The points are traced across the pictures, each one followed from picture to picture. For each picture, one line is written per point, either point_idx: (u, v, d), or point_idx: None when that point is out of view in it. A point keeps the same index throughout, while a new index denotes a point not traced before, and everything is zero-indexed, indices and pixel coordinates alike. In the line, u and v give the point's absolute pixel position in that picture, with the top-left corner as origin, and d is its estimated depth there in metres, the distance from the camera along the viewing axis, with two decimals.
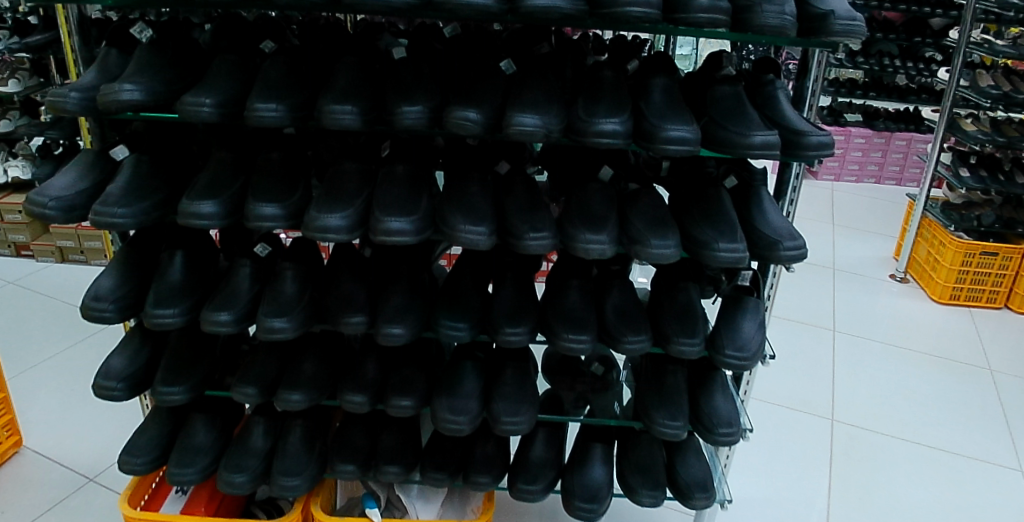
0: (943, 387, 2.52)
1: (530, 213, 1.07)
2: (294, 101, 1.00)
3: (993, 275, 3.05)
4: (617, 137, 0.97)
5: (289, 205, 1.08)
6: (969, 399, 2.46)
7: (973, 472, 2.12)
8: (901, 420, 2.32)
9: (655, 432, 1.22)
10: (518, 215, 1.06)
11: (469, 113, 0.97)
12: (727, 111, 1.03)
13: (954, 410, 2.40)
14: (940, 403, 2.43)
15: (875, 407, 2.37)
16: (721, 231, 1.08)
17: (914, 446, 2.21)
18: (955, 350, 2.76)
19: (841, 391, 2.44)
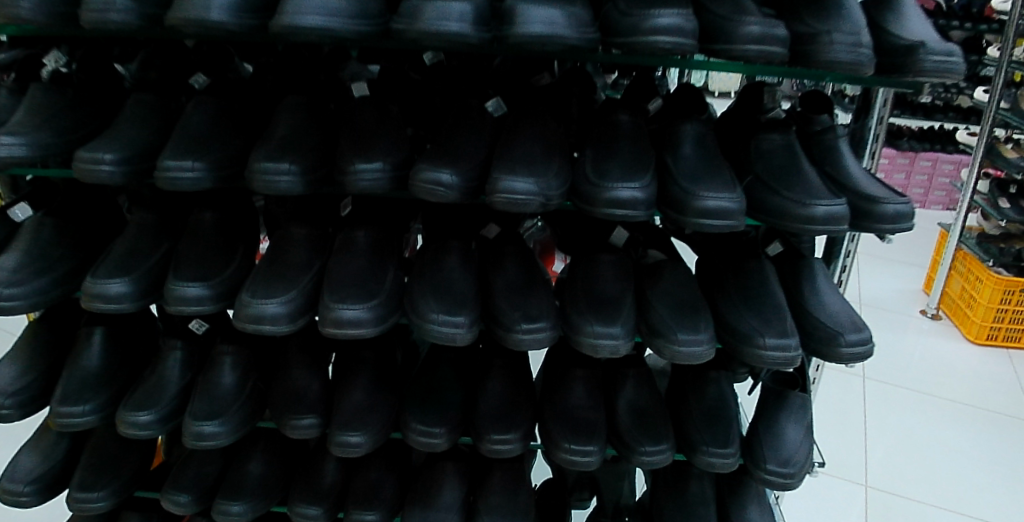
0: (987, 446, 2.27)
1: (523, 297, 0.84)
2: (220, 155, 0.77)
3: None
4: (638, 208, 0.73)
5: (219, 283, 0.85)
6: (1016, 461, 2.21)
7: None
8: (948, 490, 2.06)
9: None
10: (508, 299, 0.84)
11: (445, 173, 0.73)
12: (778, 170, 0.81)
13: (1000, 473, 2.15)
14: (990, 467, 2.17)
15: (912, 470, 2.12)
16: (768, 321, 0.85)
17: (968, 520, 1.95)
18: (996, 400, 2.50)
19: (874, 450, 2.19)
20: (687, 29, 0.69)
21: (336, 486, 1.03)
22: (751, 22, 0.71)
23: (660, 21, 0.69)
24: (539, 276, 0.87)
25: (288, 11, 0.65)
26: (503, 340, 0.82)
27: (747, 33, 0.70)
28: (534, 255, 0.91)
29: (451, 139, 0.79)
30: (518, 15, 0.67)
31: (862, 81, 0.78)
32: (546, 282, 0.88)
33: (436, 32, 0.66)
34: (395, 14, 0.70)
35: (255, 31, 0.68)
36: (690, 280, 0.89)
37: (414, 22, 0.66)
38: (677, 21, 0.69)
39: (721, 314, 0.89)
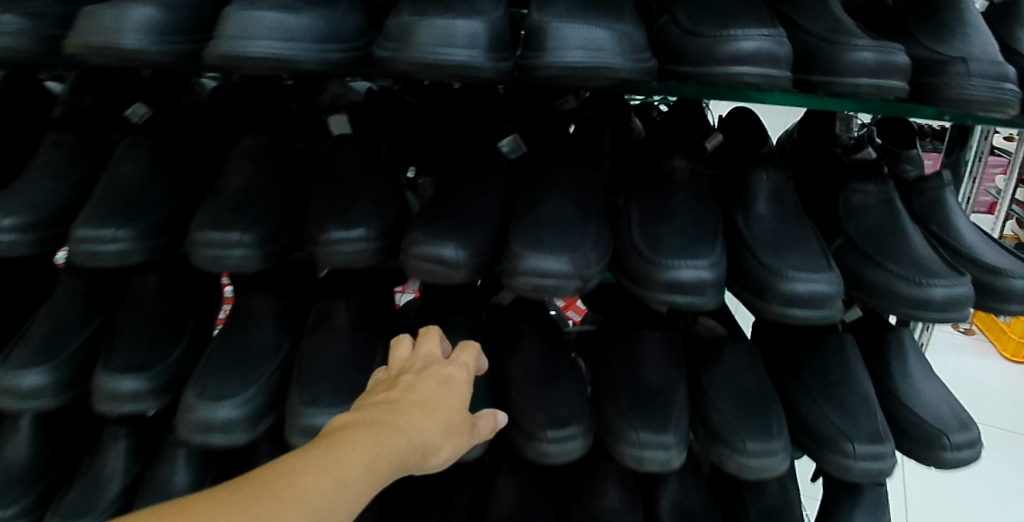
0: None
1: (548, 390, 0.66)
2: (155, 217, 0.59)
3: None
4: (705, 293, 0.55)
5: (163, 373, 0.67)
6: None
7: None
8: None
9: None
10: (529, 394, 0.66)
11: (450, 245, 0.55)
12: (877, 234, 0.63)
13: None
14: None
15: None
16: (856, 419, 0.68)
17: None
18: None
19: None
20: (778, 57, 0.51)
21: None
22: (862, 47, 0.52)
23: (741, 47, 0.50)
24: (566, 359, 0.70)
25: (233, 34, 0.47)
26: (522, 449, 0.64)
27: (857, 62, 0.52)
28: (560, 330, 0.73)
29: (457, 195, 0.61)
30: (549, 38, 0.49)
31: (992, 122, 0.60)
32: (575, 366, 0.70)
33: (438, 63, 0.48)
34: (382, 35, 0.51)
35: (192, 59, 0.50)
36: (756, 363, 0.71)
37: (408, 49, 0.48)
38: (762, 45, 0.50)
39: (794, 405, 0.71)
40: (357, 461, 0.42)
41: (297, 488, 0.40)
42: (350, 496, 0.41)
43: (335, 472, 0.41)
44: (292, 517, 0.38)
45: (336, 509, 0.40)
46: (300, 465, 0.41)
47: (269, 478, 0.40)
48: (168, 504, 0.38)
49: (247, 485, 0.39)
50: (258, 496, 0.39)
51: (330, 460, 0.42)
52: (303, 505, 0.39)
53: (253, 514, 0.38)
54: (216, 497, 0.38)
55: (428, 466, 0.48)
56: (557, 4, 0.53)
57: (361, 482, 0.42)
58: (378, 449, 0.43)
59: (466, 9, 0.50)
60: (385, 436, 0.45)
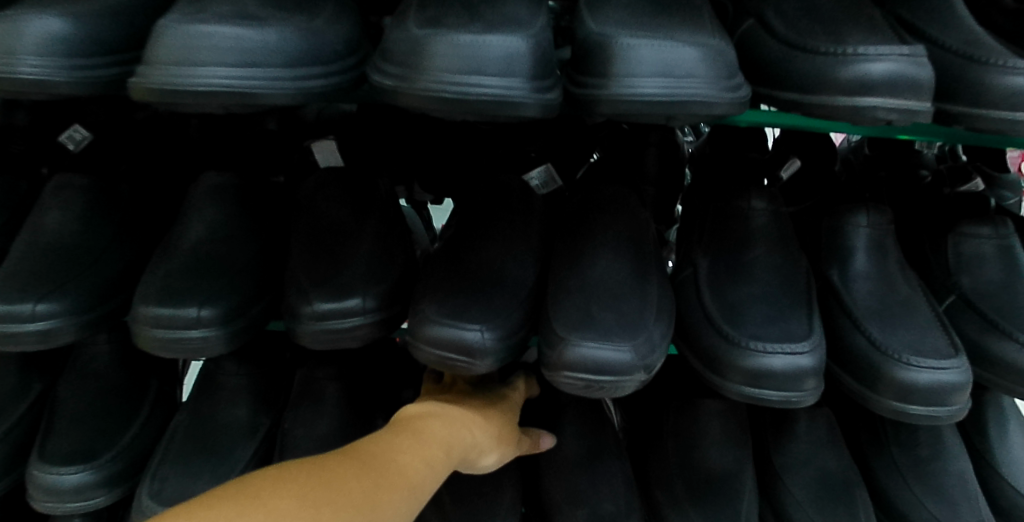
0: None
1: (589, 479, 0.54)
2: (92, 284, 0.46)
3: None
4: (806, 385, 0.43)
5: (114, 461, 0.54)
6: None
7: None
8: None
9: None
10: (567, 483, 0.54)
11: (474, 325, 0.42)
12: (1000, 292, 0.51)
13: None
14: None
15: None
16: (958, 507, 0.56)
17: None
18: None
19: None
20: (919, 85, 0.38)
21: None
22: (1020, 70, 0.40)
23: (872, 71, 0.38)
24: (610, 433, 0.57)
25: (175, 61, 0.35)
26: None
27: (1014, 92, 0.40)
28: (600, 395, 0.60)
29: (479, 249, 0.48)
30: (614, 63, 0.36)
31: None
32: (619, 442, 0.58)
33: (462, 97, 0.34)
34: (382, 54, 0.38)
35: (125, 89, 0.38)
36: (836, 437, 0.58)
37: (417, 78, 0.35)
38: (895, 67, 0.38)
39: (879, 485, 0.59)
40: (438, 445, 0.45)
41: (400, 459, 0.42)
42: (438, 476, 0.43)
43: (427, 453, 0.44)
44: (402, 487, 0.40)
45: (430, 486, 0.42)
46: (397, 445, 0.43)
47: (374, 449, 0.42)
48: (295, 466, 0.38)
49: (357, 455, 0.41)
50: (373, 464, 0.40)
51: (420, 444, 0.44)
52: (409, 476, 0.41)
53: (373, 479, 0.39)
54: (336, 463, 0.39)
55: (482, 465, 0.49)
56: (616, 7, 0.40)
57: (444, 465, 0.44)
58: (453, 439, 0.46)
59: (498, 18, 0.37)
60: (459, 427, 0.47)
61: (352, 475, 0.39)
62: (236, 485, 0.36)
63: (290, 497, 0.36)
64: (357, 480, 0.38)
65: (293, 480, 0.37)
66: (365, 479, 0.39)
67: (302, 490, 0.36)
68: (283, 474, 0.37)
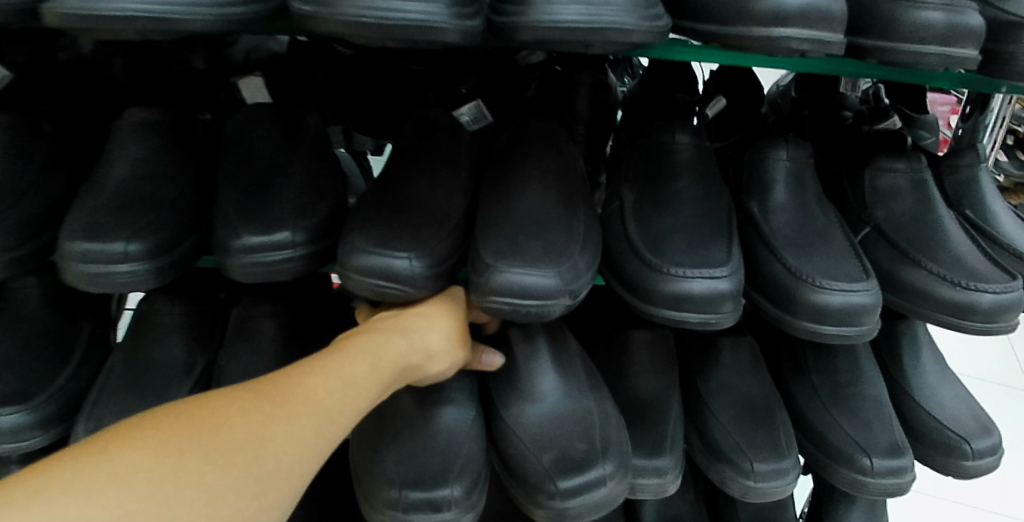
0: None
1: (554, 423, 0.51)
2: (12, 223, 0.45)
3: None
4: (724, 308, 0.45)
5: (47, 403, 0.53)
6: None
7: None
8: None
9: None
10: (529, 427, 0.51)
11: (402, 254, 0.43)
12: (911, 223, 0.54)
13: None
14: None
15: None
16: (871, 427, 0.60)
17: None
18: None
19: None
20: (833, 17, 0.40)
21: None
22: (931, 6, 0.42)
23: (788, 3, 0.39)
24: (573, 366, 0.55)
25: None
26: (531, 514, 0.50)
27: (926, 26, 0.42)
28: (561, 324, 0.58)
29: (408, 184, 0.48)
30: None
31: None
32: (590, 376, 0.56)
33: (382, 23, 0.34)
34: None
35: (37, 17, 0.38)
36: (759, 364, 0.62)
37: (336, 2, 0.35)
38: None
39: (801, 409, 0.63)
40: (362, 364, 0.41)
41: (307, 386, 0.38)
42: (360, 396, 0.40)
43: (347, 375, 0.40)
44: (309, 415, 0.36)
45: (350, 410, 0.39)
46: (310, 369, 0.39)
47: (278, 378, 0.38)
48: (170, 408, 0.34)
49: (251, 387, 0.37)
50: (272, 394, 0.36)
51: (336, 364, 0.40)
52: (315, 402, 0.37)
53: (267, 411, 0.35)
54: (223, 399, 0.35)
55: (429, 371, 0.48)
56: None
57: (370, 384, 0.41)
58: (383, 352, 0.43)
59: None
60: (389, 343, 0.44)
61: (239, 411, 0.35)
62: (92, 438, 0.32)
63: (151, 445, 0.31)
64: (242, 416, 0.34)
65: (158, 426, 0.33)
66: (255, 413, 0.35)
67: (170, 436, 0.32)
68: (150, 420, 0.33)
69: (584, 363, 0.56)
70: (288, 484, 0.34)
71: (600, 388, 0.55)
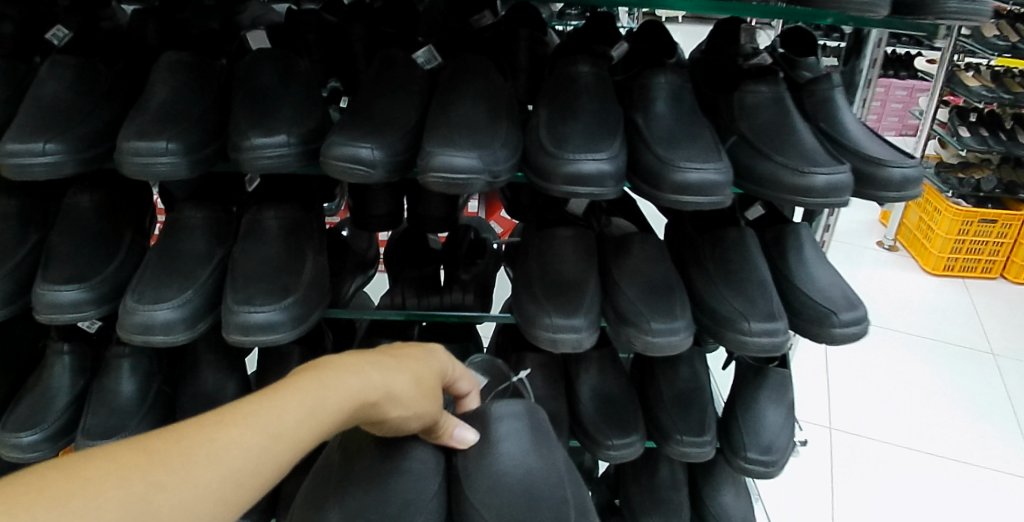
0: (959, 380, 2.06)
1: (524, 502, 0.62)
2: (84, 132, 0.61)
3: (1008, 244, 2.64)
4: (606, 185, 0.60)
5: (101, 284, 0.70)
6: (984, 388, 2.04)
7: (984, 485, 1.67)
8: (941, 438, 1.81)
9: (671, 453, 0.84)
10: (498, 509, 0.62)
11: (367, 146, 0.59)
12: (767, 128, 0.69)
13: (981, 406, 1.96)
14: (955, 406, 1.94)
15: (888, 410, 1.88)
16: (753, 301, 0.74)
17: (967, 468, 1.72)
18: (979, 331, 2.30)
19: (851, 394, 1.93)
20: None
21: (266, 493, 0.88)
22: None
23: None
24: (546, 454, 0.66)
25: None
26: None
27: None
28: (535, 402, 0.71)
29: (374, 103, 0.64)
30: None
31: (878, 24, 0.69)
32: (559, 466, 0.66)
33: None
34: None
35: None
36: (663, 256, 0.77)
37: None
38: None
39: (699, 293, 0.78)
40: (304, 409, 0.44)
41: (221, 444, 0.40)
42: (280, 450, 0.42)
43: (282, 423, 0.43)
44: (234, 465, 0.40)
45: (279, 460, 0.42)
46: (249, 410, 0.42)
47: (191, 431, 0.40)
48: (105, 448, 0.38)
49: (159, 438, 0.39)
50: (200, 440, 0.40)
51: (261, 414, 0.43)
52: (227, 462, 0.40)
53: (172, 473, 0.38)
54: (132, 455, 0.38)
55: (388, 412, 0.52)
56: None
57: (308, 432, 0.44)
58: (330, 397, 0.46)
59: None
60: (324, 394, 0.46)
61: (144, 473, 0.37)
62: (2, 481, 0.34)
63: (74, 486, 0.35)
64: (167, 464, 0.38)
65: (88, 464, 0.36)
66: (161, 475, 0.37)
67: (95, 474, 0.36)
68: (57, 474, 0.35)
69: (558, 451, 0.67)
70: None
71: (563, 473, 0.66)
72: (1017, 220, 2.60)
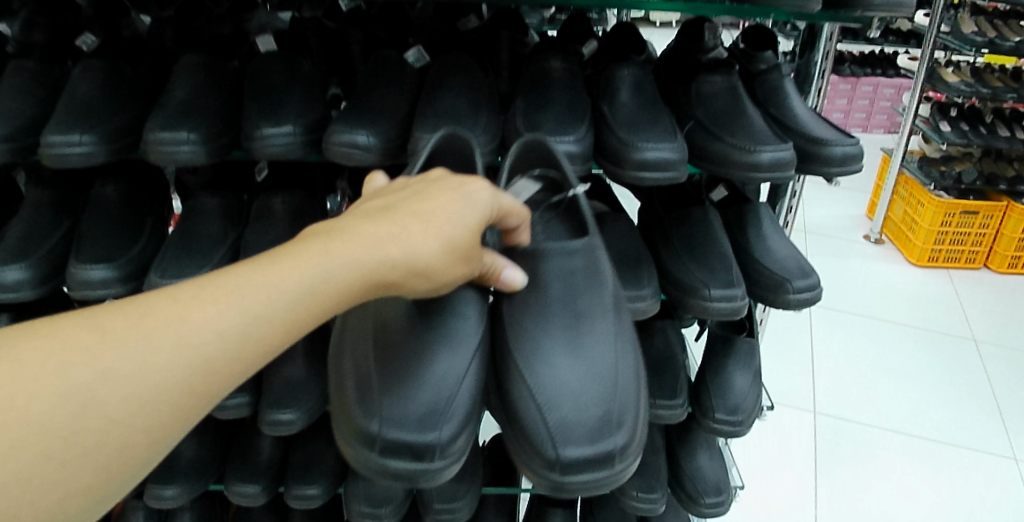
0: (942, 364, 2.07)
1: (574, 379, 0.60)
2: (115, 124, 0.70)
3: (991, 235, 2.69)
4: (573, 164, 0.69)
5: (128, 263, 0.78)
6: (967, 371, 2.04)
7: (964, 464, 1.68)
8: (926, 420, 1.82)
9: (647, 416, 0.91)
10: (546, 386, 0.60)
11: (362, 133, 0.67)
12: (721, 114, 0.77)
13: (964, 389, 1.96)
14: (939, 389, 1.95)
15: (870, 393, 1.90)
16: (714, 271, 0.82)
17: (945, 448, 1.73)
18: (963, 318, 2.33)
19: (831, 377, 1.94)
20: None
21: (275, 461, 0.95)
22: None
23: None
24: (594, 352, 0.61)
25: None
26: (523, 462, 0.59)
27: None
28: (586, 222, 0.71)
29: (370, 96, 0.73)
30: None
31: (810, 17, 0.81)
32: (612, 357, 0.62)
33: None
34: None
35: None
36: (633, 232, 0.85)
37: None
38: None
39: (666, 265, 0.86)
40: (287, 294, 0.45)
41: (185, 322, 0.43)
42: (254, 325, 0.44)
43: (255, 309, 0.44)
44: (194, 356, 0.42)
45: (251, 344, 0.44)
46: (223, 292, 0.44)
47: (161, 307, 0.43)
48: (79, 324, 0.42)
49: (130, 318, 0.42)
50: (164, 324, 0.42)
51: (241, 290, 0.44)
52: (187, 338, 0.42)
53: (134, 346, 0.41)
54: (95, 328, 0.42)
55: (409, 287, 0.51)
56: None
57: (287, 316, 0.45)
58: (326, 275, 0.46)
59: None
60: (310, 269, 0.46)
61: (105, 347, 0.41)
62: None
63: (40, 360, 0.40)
64: (132, 345, 0.41)
65: (54, 340, 0.41)
66: (122, 350, 0.41)
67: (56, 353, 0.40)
68: (26, 341, 0.40)
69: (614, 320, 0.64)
70: (158, 423, 0.42)
71: (618, 359, 0.62)
72: (998, 210, 2.65)
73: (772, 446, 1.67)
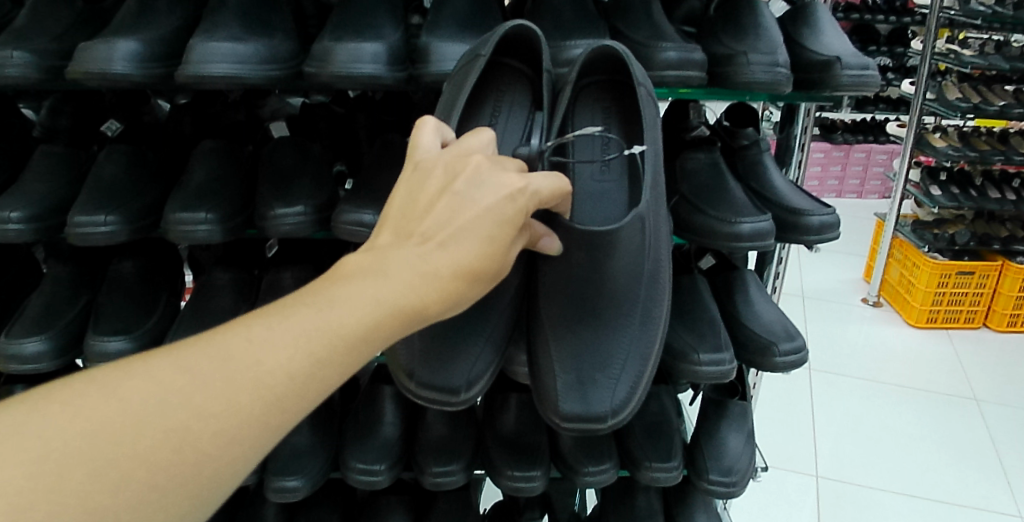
0: (946, 424, 2.06)
1: (597, 347, 0.66)
2: (138, 206, 0.75)
3: (988, 294, 2.72)
4: None
5: (143, 336, 0.82)
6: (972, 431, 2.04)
7: None
8: (932, 481, 1.81)
9: (644, 479, 0.92)
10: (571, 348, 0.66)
11: (368, 212, 0.72)
12: (703, 188, 0.83)
13: (970, 449, 1.95)
14: (945, 448, 1.94)
15: (874, 455, 1.89)
16: (703, 336, 0.85)
17: (953, 509, 1.71)
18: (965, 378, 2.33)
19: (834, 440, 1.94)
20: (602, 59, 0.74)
21: None
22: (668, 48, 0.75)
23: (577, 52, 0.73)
24: (620, 325, 0.67)
25: (199, 63, 0.71)
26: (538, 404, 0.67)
27: (665, 62, 0.75)
28: (631, 188, 0.76)
29: (376, 176, 0.79)
30: (432, 54, 0.73)
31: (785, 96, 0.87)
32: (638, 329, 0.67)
33: (350, 75, 0.71)
34: (311, 57, 0.74)
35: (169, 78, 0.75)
36: None
37: (331, 66, 0.72)
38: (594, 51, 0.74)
39: None
40: (350, 337, 0.44)
41: (257, 364, 0.42)
42: (321, 368, 0.43)
43: (321, 354, 0.43)
44: (265, 400, 0.41)
45: (319, 384, 0.43)
46: (290, 337, 0.43)
47: (238, 345, 0.42)
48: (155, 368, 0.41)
49: (205, 360, 0.41)
50: (237, 369, 0.41)
51: (307, 331, 0.43)
52: (261, 382, 0.41)
53: (208, 388, 0.40)
54: (175, 366, 0.41)
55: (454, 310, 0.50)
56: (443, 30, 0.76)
57: (351, 356, 0.44)
58: (377, 313, 0.45)
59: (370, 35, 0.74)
60: (374, 305, 0.45)
61: (180, 390, 0.40)
62: (70, 379, 0.40)
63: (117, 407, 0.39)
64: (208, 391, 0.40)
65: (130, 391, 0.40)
66: (199, 390, 0.40)
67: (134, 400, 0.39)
68: (108, 384, 0.40)
69: (641, 298, 0.68)
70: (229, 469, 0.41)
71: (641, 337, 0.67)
72: (993, 270, 2.70)
73: (776, 512, 1.66)
